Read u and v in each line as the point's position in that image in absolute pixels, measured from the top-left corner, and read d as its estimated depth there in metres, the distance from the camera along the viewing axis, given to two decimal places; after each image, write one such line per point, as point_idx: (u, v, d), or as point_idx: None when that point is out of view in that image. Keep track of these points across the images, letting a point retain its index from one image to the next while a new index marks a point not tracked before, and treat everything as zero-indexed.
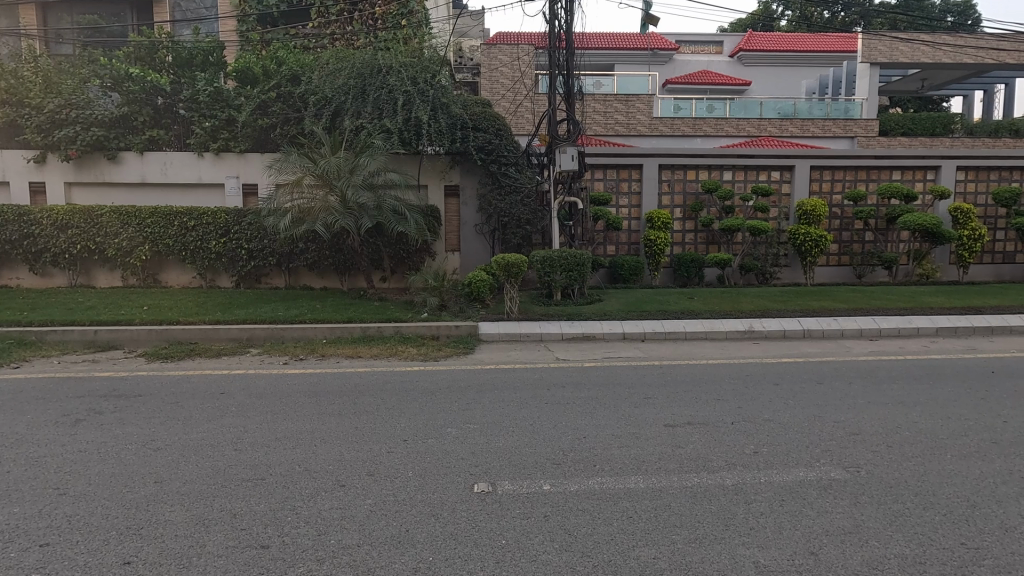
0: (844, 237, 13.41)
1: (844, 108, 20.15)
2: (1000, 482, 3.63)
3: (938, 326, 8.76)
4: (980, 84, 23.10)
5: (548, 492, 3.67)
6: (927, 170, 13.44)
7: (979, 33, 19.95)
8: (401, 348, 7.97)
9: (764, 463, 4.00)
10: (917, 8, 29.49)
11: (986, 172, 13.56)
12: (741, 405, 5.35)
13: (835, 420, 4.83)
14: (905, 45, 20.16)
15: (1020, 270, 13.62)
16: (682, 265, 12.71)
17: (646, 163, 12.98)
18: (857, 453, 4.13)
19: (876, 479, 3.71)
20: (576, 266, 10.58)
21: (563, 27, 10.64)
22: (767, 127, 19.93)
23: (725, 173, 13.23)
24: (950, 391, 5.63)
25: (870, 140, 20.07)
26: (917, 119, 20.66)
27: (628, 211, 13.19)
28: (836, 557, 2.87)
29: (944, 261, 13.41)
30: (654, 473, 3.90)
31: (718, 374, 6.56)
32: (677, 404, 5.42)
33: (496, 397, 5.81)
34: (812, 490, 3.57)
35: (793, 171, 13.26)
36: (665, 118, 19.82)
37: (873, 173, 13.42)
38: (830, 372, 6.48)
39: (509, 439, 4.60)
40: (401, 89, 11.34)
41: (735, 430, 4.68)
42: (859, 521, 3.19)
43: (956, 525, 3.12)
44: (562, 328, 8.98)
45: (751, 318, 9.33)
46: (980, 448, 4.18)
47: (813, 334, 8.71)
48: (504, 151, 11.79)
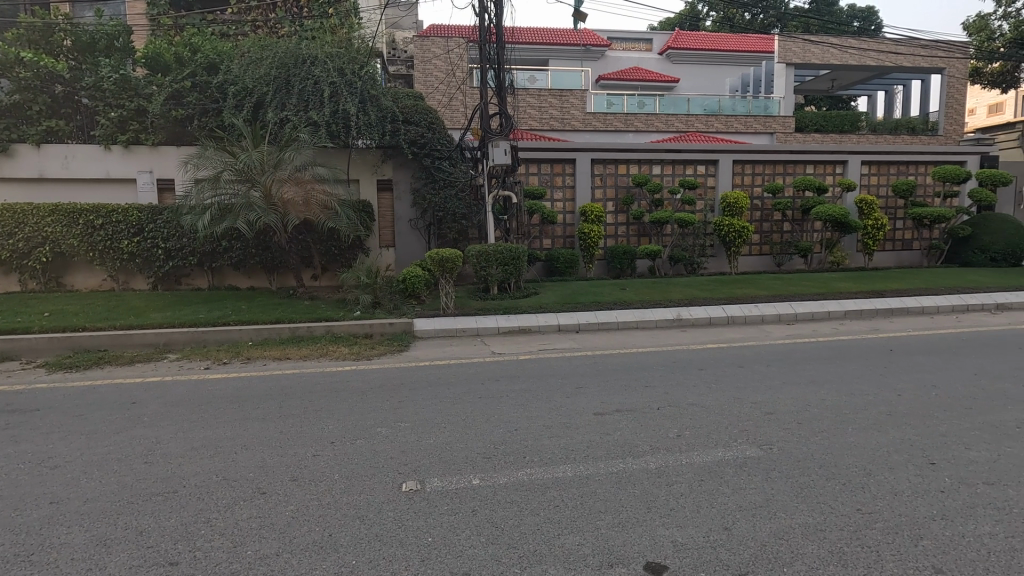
0: (764, 228, 14.20)
1: (764, 106, 21.24)
2: (894, 451, 3.94)
3: (846, 310, 9.44)
4: (882, 85, 24.97)
5: (477, 486, 3.66)
6: (836, 164, 14.42)
7: (879, 38, 21.59)
8: (331, 348, 7.73)
9: (685, 446, 4.17)
10: (826, 13, 31.61)
11: (887, 166, 14.69)
12: (667, 391, 5.57)
13: (752, 401, 5.11)
14: (816, 47, 21.50)
15: (918, 256, 14.88)
16: (615, 258, 13.04)
17: (579, 158, 13.22)
18: (771, 432, 4.38)
19: (786, 455, 3.94)
20: (511, 260, 10.64)
21: (492, 21, 10.56)
22: (694, 123, 20.73)
23: (655, 168, 13.68)
24: (855, 370, 6.05)
25: (788, 136, 21.24)
26: (829, 117, 22.06)
27: (563, 205, 13.40)
28: (747, 531, 3.02)
29: (852, 249, 14.45)
30: (581, 460, 3.98)
31: (648, 361, 6.78)
32: (607, 393, 5.56)
33: (428, 394, 5.74)
34: (729, 469, 3.75)
35: (717, 165, 13.86)
36: (599, 113, 20.20)
37: (789, 167, 14.26)
38: (750, 356, 6.83)
39: (441, 436, 4.56)
40: (327, 80, 10.91)
41: (660, 415, 4.84)
42: (769, 495, 3.38)
43: (853, 492, 3.37)
44: (498, 322, 9.01)
45: (678, 307, 9.71)
46: (876, 421, 4.52)
47: (735, 320, 9.16)
48: (437, 145, 11.66)
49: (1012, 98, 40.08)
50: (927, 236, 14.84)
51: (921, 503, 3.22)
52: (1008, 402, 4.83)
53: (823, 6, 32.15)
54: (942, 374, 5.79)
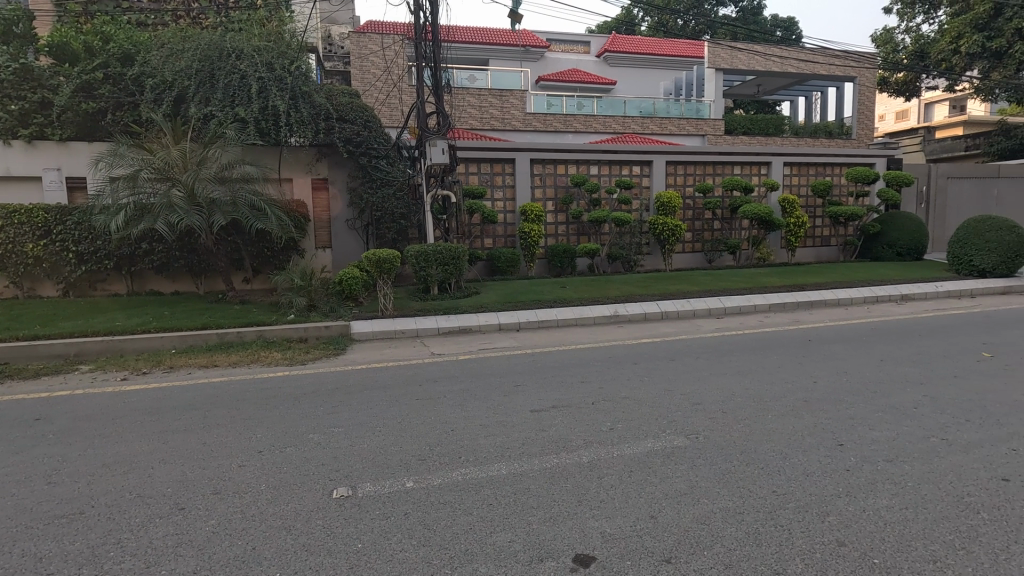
0: (696, 226, 14.81)
1: (696, 109, 22.14)
2: (808, 435, 4.20)
3: (770, 303, 9.98)
4: (802, 91, 26.56)
5: (410, 489, 3.62)
6: (760, 165, 15.22)
7: (799, 47, 22.96)
8: (263, 354, 7.42)
9: (617, 438, 4.28)
10: (752, 23, 33.38)
11: (806, 167, 15.66)
12: (603, 385, 5.71)
13: (682, 393, 5.31)
14: (742, 53, 22.62)
15: (835, 252, 15.95)
16: (556, 257, 13.23)
17: (518, 157, 13.32)
18: (697, 421, 4.57)
19: (710, 443, 4.13)
20: (452, 260, 10.58)
21: (428, 18, 10.45)
22: (631, 124, 21.33)
23: (592, 168, 13.99)
24: (776, 360, 6.41)
25: (718, 138, 22.17)
26: (756, 120, 23.24)
27: (503, 204, 13.47)
28: (672, 518, 3.13)
29: (776, 245, 15.31)
30: (516, 458, 4.01)
31: (585, 358, 6.91)
32: (544, 390, 5.63)
33: (364, 398, 5.63)
34: (657, 459, 3.88)
35: (651, 165, 14.32)
36: (538, 113, 20.43)
37: (718, 168, 14.94)
38: (681, 350, 7.10)
39: (375, 440, 4.47)
40: (255, 75, 10.47)
41: (594, 410, 4.96)
42: (693, 482, 3.53)
43: (770, 475, 3.57)
44: (438, 322, 8.95)
45: (616, 304, 9.97)
46: (793, 407, 4.80)
47: (669, 315, 9.50)
48: (374, 143, 11.43)
49: (915, 106, 43.64)
50: (843, 233, 15.92)
51: (829, 482, 3.44)
52: (907, 385, 5.25)
53: (748, 16, 33.86)
54: (853, 361, 6.21)
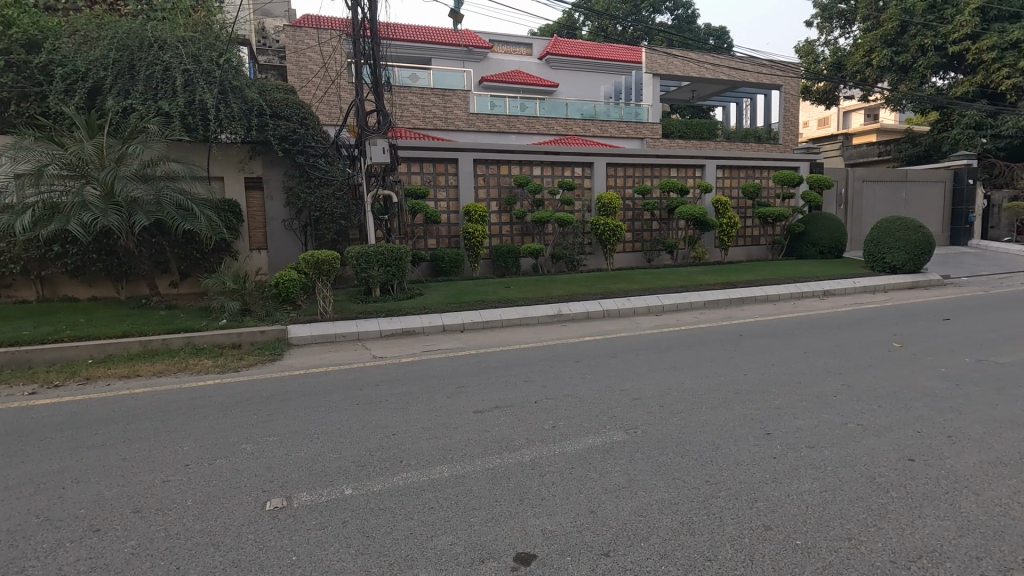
0: (636, 227, 15.23)
1: (635, 112, 22.81)
2: (738, 425, 4.40)
3: (705, 300, 10.40)
4: (733, 98, 27.85)
5: (349, 496, 3.52)
6: (695, 168, 15.84)
7: (729, 56, 24.07)
8: (192, 361, 7.03)
9: (559, 436, 4.34)
10: (686, 31, 34.74)
11: (737, 170, 16.43)
12: (545, 384, 5.77)
13: (621, 389, 5.45)
14: (678, 60, 23.47)
15: (764, 251, 16.82)
16: (500, 257, 13.27)
17: (461, 158, 13.26)
18: (636, 416, 4.69)
19: (648, 436, 4.26)
20: (394, 261, 10.40)
21: (366, 15, 10.23)
22: (572, 126, 21.71)
23: (535, 169, 14.13)
24: (709, 354, 6.68)
25: (656, 141, 22.94)
26: (691, 124, 24.16)
27: (446, 204, 13.39)
28: (610, 511, 3.20)
29: (711, 244, 15.98)
30: (459, 460, 3.98)
31: (529, 357, 6.97)
32: (487, 390, 5.63)
33: (303, 404, 5.44)
34: (597, 455, 3.96)
35: (592, 167, 14.62)
36: (482, 114, 20.46)
37: (656, 170, 15.42)
38: (622, 347, 7.27)
39: (313, 447, 4.33)
40: (180, 67, 9.91)
41: (537, 408, 5.00)
42: (631, 475, 3.62)
43: (702, 466, 3.71)
44: (381, 325, 8.77)
45: (559, 303, 10.11)
46: (725, 399, 5.03)
47: (610, 313, 9.73)
48: (311, 141, 11.09)
49: (835, 114, 46.67)
50: (771, 233, 16.82)
51: (756, 469, 3.62)
52: (828, 375, 5.60)
53: (683, 24, 35.18)
54: (780, 354, 6.56)
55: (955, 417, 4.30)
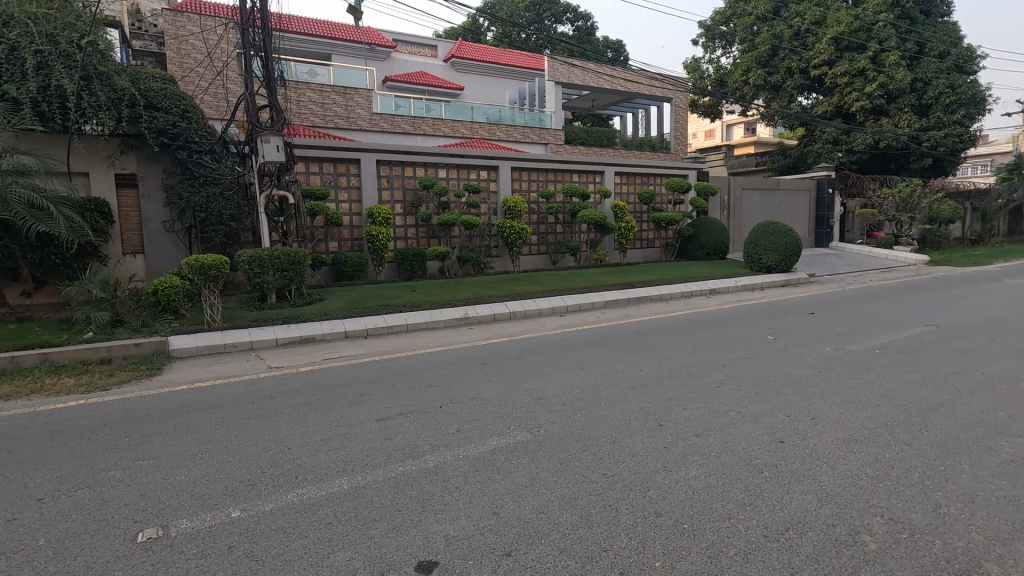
0: (541, 230, 15.59)
1: (538, 118, 23.53)
2: (634, 418, 4.63)
3: (606, 300, 10.86)
4: (630, 108, 29.40)
5: (235, 520, 3.26)
6: (596, 174, 16.53)
7: (625, 68, 25.41)
8: (50, 380, 6.20)
9: (463, 439, 4.32)
10: (586, 43, 36.21)
11: (633, 177, 17.38)
12: (451, 388, 5.72)
13: (526, 389, 5.54)
14: (578, 70, 24.40)
15: (659, 253, 17.89)
16: (406, 260, 13.05)
17: (364, 158, 12.87)
18: (539, 415, 4.80)
19: (550, 435, 4.35)
20: (291, 265, 9.86)
21: (256, 4, 9.63)
22: (478, 129, 21.93)
23: (440, 171, 14.01)
24: (609, 352, 6.97)
25: (559, 147, 23.79)
26: (592, 132, 25.19)
27: (348, 206, 12.93)
28: (513, 512, 3.23)
29: (611, 247, 16.76)
30: (359, 470, 3.84)
31: (434, 361, 6.89)
32: (391, 397, 5.48)
33: (185, 422, 4.97)
34: (501, 456, 3.99)
35: (497, 171, 14.77)
36: (386, 114, 20.00)
37: (559, 175, 15.90)
38: (528, 348, 7.39)
39: (197, 468, 3.97)
40: (31, 47, 8.73)
41: (441, 413, 4.95)
42: (533, 475, 3.68)
43: (601, 459, 3.86)
44: (277, 333, 8.28)
45: (466, 306, 10.10)
46: (622, 394, 5.28)
47: (516, 315, 9.87)
48: (195, 136, 10.27)
49: (719, 126, 50.84)
50: (664, 236, 17.95)
51: (648, 459, 3.83)
52: (713, 367, 6.06)
53: (583, 35, 36.60)
54: (672, 349, 7.00)
55: (817, 400, 4.82)
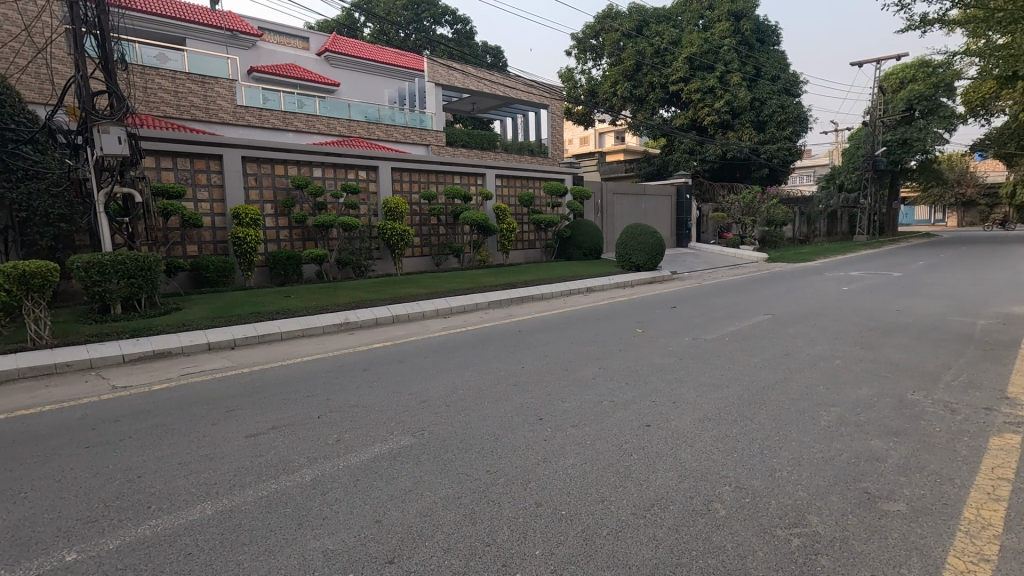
0: (423, 231, 15.43)
1: (419, 119, 23.37)
2: (517, 415, 4.75)
3: (489, 301, 11.03)
4: (509, 113, 30.12)
5: (72, 563, 2.85)
6: (477, 177, 16.75)
7: (504, 74, 25.99)
8: None
9: (343, 449, 4.15)
10: (466, 46, 36.50)
11: (513, 180, 17.88)
12: (330, 397, 5.47)
13: (410, 393, 5.46)
14: (458, 72, 24.51)
15: (540, 253, 18.53)
16: (278, 264, 12.22)
17: (227, 154, 11.85)
18: (422, 418, 4.75)
19: (434, 437, 4.33)
20: (140, 272, 8.80)
21: None
22: (356, 128, 21.30)
23: (315, 170, 13.32)
24: (494, 352, 7.08)
25: (441, 148, 23.92)
26: (473, 134, 25.47)
27: (209, 205, 11.84)
28: (396, 518, 3.16)
29: (494, 249, 17.08)
30: (224, 493, 3.53)
31: (312, 370, 6.52)
32: (263, 411, 5.11)
33: (3, 458, 4.22)
34: (384, 463, 3.89)
35: (377, 171, 14.36)
36: (252, 107, 18.63)
37: (440, 177, 15.85)
38: (412, 352, 7.26)
39: (19, 511, 3.40)
40: None
41: (319, 423, 4.71)
42: (417, 478, 3.64)
43: (484, 457, 3.92)
44: (123, 348, 7.33)
45: (345, 311, 9.70)
46: (505, 392, 5.40)
47: (399, 318, 9.67)
48: (11, 122, 8.79)
49: (593, 134, 53.95)
50: (544, 237, 18.65)
51: (529, 453, 3.96)
52: (589, 361, 6.42)
53: (462, 38, 36.78)
54: (552, 345, 7.29)
55: (678, 386, 5.31)
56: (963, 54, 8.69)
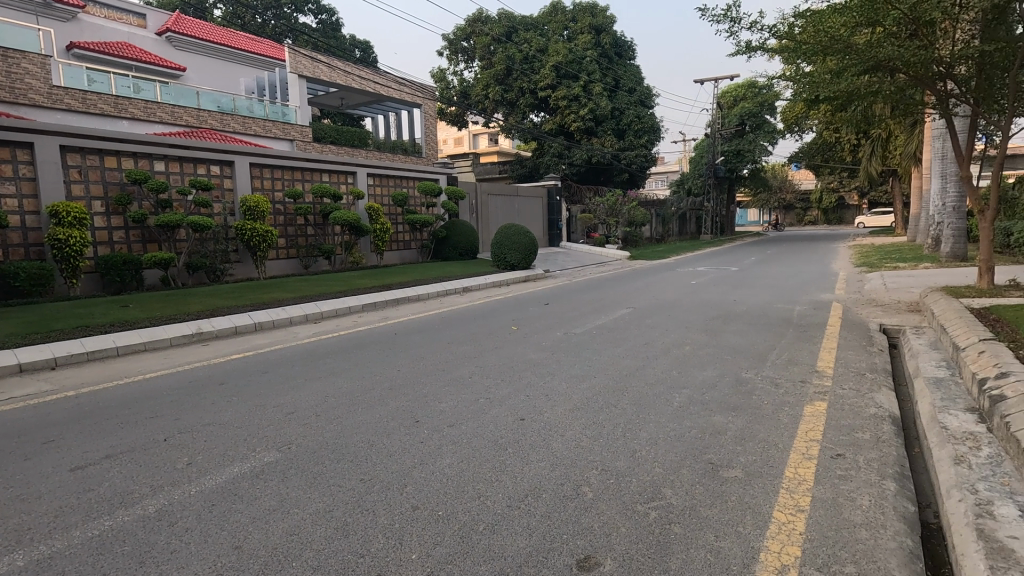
0: (289, 232, 14.42)
1: (281, 112, 21.87)
2: (394, 419, 4.64)
3: (363, 304, 10.64)
4: (381, 111, 29.29)
5: None
6: (347, 175, 16.06)
7: (374, 70, 25.23)
8: None
9: (194, 473, 3.75)
10: (332, 38, 34.86)
11: (386, 179, 17.43)
12: (180, 416, 4.91)
13: (275, 405, 5.09)
14: (324, 65, 23.29)
15: (415, 254, 18.28)
16: (112, 269, 10.72)
17: (41, 142, 10.14)
18: (289, 431, 4.45)
19: (303, 450, 4.07)
20: None
21: None
22: (207, 119, 19.40)
23: (156, 164, 11.87)
24: (367, 357, 6.83)
25: (307, 144, 22.61)
26: (342, 131, 24.40)
27: (18, 202, 10.03)
28: (258, 541, 2.93)
29: (367, 249, 16.53)
30: (43, 538, 3.01)
31: (156, 388, 5.79)
32: (94, 438, 4.45)
33: None
34: (244, 483, 3.58)
35: (233, 166, 13.16)
36: (74, 89, 16.13)
37: (306, 174, 14.94)
38: (277, 361, 6.76)
39: None
40: None
41: (165, 447, 4.20)
42: (283, 496, 3.39)
43: (359, 466, 3.76)
44: None
45: (198, 319, 8.77)
46: (380, 396, 5.25)
47: (263, 325, 8.95)
48: None
49: (466, 134, 54.40)
50: (419, 237, 18.42)
51: (405, 456, 3.89)
52: (465, 360, 6.46)
53: (327, 29, 34.95)
54: (430, 347, 7.22)
55: (550, 379, 5.55)
56: (780, 79, 10.03)
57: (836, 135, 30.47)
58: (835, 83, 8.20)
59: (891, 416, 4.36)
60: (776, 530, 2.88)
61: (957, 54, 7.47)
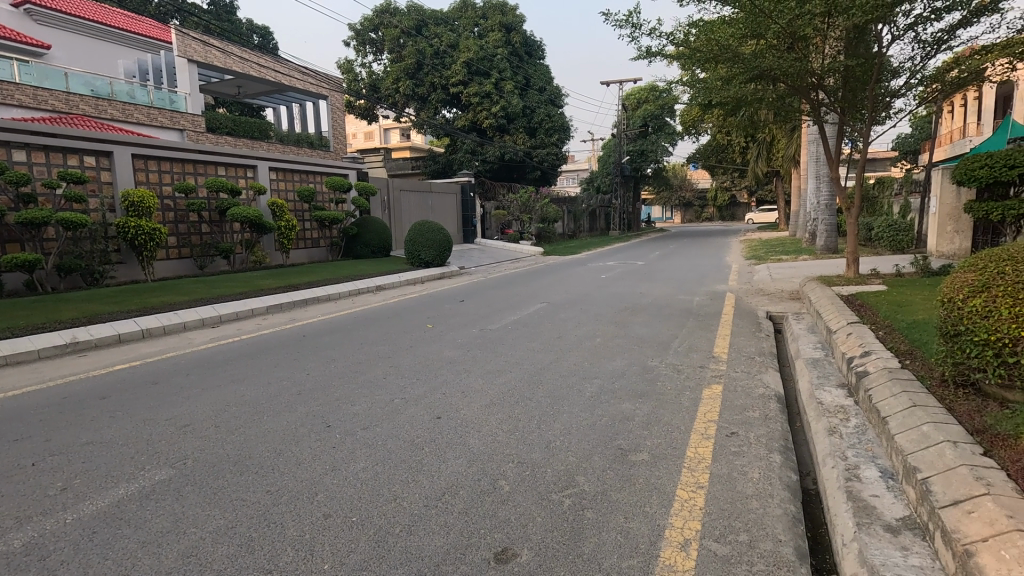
0: (180, 230, 13.30)
1: (169, 99, 20.10)
2: (304, 425, 4.43)
3: (267, 306, 10.04)
4: (283, 102, 27.76)
5: None
6: (247, 168, 15.06)
7: (274, 58, 23.84)
8: None
9: (71, 498, 3.36)
10: (227, 22, 32.50)
11: (291, 174, 16.55)
12: (51, 437, 4.37)
13: (167, 418, 4.67)
14: (216, 50, 21.64)
15: (325, 252, 17.56)
16: None
17: None
18: (184, 445, 4.11)
19: (201, 464, 3.78)
20: None
21: None
22: (78, 104, 17.42)
23: (15, 153, 10.49)
24: (272, 361, 6.46)
25: (199, 135, 20.95)
26: (239, 122, 22.84)
27: None
28: (150, 567, 2.68)
29: (271, 248, 15.65)
30: None
31: (20, 407, 5.12)
32: None
33: None
34: (133, 504, 3.27)
35: (112, 157, 11.89)
36: None
37: (199, 167, 13.83)
38: (169, 370, 6.21)
39: None
40: None
41: (32, 473, 3.72)
42: (179, 515, 3.14)
43: (265, 477, 3.56)
44: None
45: (73, 328, 7.85)
46: (288, 402, 4.99)
47: (152, 332, 8.19)
48: None
49: (377, 129, 53.00)
50: (329, 235, 17.70)
51: (316, 463, 3.74)
52: (379, 360, 6.29)
53: (220, 12, 32.54)
54: (340, 348, 6.95)
55: (466, 376, 5.55)
56: (676, 84, 10.67)
57: (728, 138, 32.92)
58: (726, 89, 8.84)
59: (777, 395, 4.80)
60: (680, 507, 3.08)
61: (827, 66, 8.31)
